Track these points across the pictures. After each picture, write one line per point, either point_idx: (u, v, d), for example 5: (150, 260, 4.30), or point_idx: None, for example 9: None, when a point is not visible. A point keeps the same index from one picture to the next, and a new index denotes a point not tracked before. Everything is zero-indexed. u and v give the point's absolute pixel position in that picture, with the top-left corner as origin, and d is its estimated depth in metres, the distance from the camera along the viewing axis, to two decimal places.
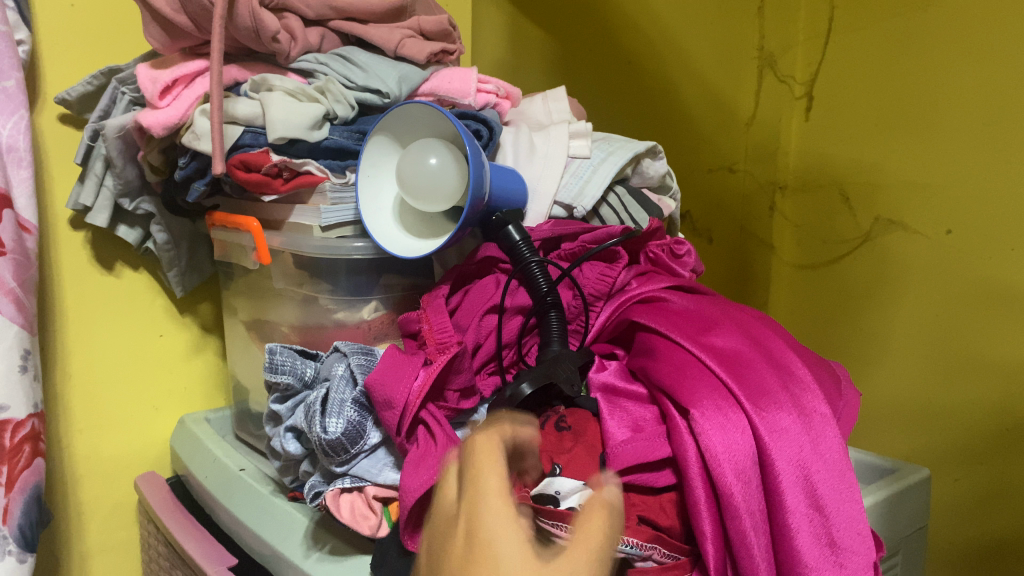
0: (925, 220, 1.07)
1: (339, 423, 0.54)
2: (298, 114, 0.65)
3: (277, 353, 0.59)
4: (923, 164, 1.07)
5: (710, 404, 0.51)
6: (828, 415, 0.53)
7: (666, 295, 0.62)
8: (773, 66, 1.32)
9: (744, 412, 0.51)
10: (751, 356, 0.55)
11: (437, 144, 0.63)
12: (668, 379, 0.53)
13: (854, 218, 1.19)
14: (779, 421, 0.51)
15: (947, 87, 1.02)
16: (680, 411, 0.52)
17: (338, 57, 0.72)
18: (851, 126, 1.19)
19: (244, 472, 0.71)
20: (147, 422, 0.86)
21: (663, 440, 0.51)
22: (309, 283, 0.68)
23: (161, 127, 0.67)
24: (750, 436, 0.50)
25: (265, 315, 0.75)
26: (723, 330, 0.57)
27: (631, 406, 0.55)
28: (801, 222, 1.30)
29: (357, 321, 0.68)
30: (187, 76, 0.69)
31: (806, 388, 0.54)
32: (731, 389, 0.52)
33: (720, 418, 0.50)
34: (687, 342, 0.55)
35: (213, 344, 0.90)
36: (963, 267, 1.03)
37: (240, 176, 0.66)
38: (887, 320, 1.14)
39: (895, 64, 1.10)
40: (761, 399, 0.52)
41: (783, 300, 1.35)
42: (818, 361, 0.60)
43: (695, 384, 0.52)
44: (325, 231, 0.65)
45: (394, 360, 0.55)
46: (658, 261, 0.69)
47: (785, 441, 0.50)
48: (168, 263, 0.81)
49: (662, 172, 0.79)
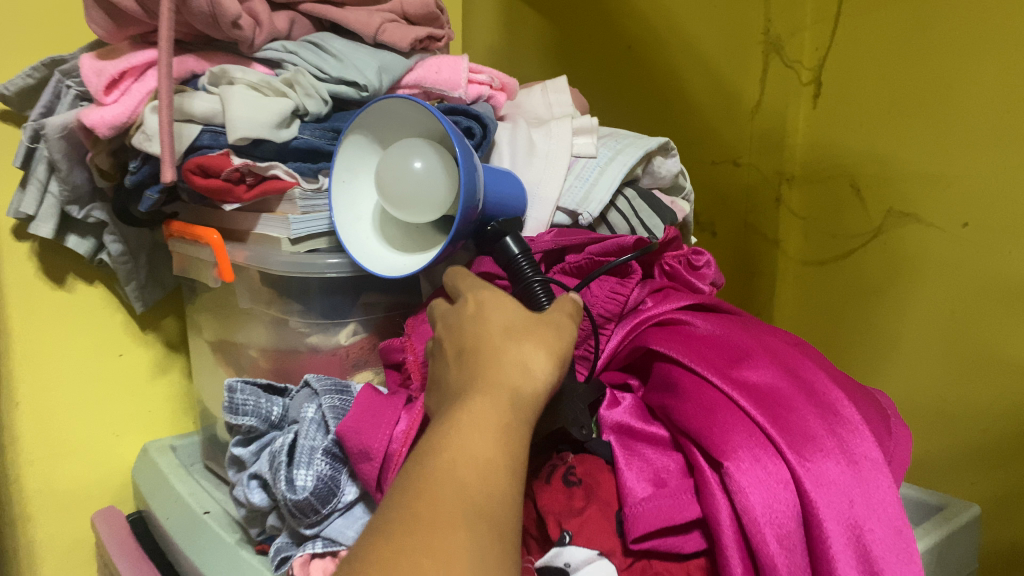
0: (935, 214, 0.90)
1: (307, 479, 0.47)
2: (261, 111, 0.56)
3: (238, 392, 0.52)
4: (938, 154, 0.89)
5: (745, 454, 0.43)
6: (881, 461, 0.44)
7: (688, 318, 0.54)
8: (778, 50, 1.06)
9: (785, 462, 0.43)
10: (791, 392, 0.47)
11: (422, 145, 0.54)
12: (694, 425, 0.45)
13: (863, 216, 0.99)
14: (827, 472, 0.43)
15: (957, 73, 0.86)
16: (710, 461, 0.44)
17: (309, 45, 0.63)
18: (860, 111, 0.98)
19: (209, 515, 0.63)
20: (108, 450, 0.78)
21: (690, 497, 0.43)
22: (278, 303, 0.60)
23: (106, 127, 0.59)
24: (793, 493, 0.42)
25: (231, 337, 0.66)
26: (757, 361, 0.49)
27: (651, 454, 0.47)
28: (814, 214, 1.07)
29: (332, 347, 0.60)
30: (138, 68, 0.61)
31: (856, 429, 0.46)
32: (769, 434, 0.44)
33: (757, 472, 0.42)
34: (715, 378, 0.47)
35: (180, 362, 0.82)
36: (976, 263, 0.87)
37: (197, 183, 0.57)
38: (900, 329, 0.96)
39: (897, 50, 0.93)
40: (805, 446, 0.44)
41: (799, 307, 1.11)
42: (862, 393, 0.51)
43: (726, 429, 0.44)
44: (294, 244, 0.57)
45: (371, 404, 0.48)
46: (675, 274, 0.61)
47: (834, 497, 0.42)
48: (125, 276, 0.72)
49: (675, 171, 0.71)
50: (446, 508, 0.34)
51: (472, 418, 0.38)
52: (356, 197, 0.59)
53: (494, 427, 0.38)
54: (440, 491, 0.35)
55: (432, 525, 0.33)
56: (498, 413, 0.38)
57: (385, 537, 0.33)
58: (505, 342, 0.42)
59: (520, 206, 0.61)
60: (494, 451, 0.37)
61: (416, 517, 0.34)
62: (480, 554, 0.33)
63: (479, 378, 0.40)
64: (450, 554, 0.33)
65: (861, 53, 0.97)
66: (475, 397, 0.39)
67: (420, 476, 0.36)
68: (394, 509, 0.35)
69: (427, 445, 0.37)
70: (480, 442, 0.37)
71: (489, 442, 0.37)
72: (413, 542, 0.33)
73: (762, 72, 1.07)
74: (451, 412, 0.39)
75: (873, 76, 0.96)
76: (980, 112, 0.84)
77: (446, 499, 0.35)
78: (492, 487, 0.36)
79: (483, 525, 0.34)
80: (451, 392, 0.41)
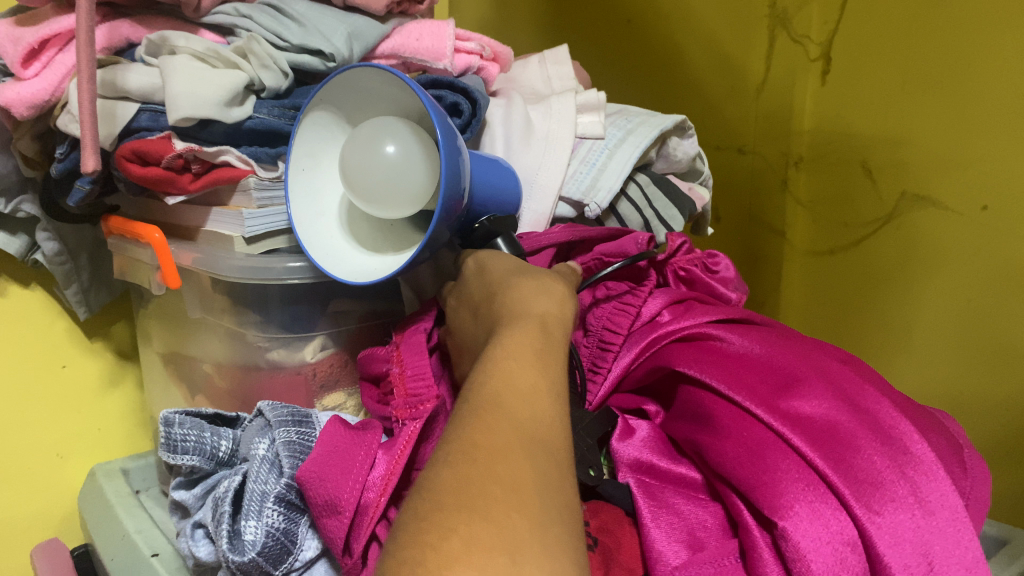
0: (958, 198, 0.78)
1: (255, 533, 0.41)
2: (206, 86, 0.47)
3: (176, 427, 0.46)
4: (963, 135, 0.77)
5: (803, 510, 0.34)
6: (961, 509, 0.36)
7: (718, 333, 0.45)
8: (785, 24, 0.91)
9: (852, 517, 0.35)
10: (852, 426, 0.38)
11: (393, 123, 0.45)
12: (738, 472, 0.37)
13: (875, 198, 0.87)
14: (902, 526, 0.35)
15: (983, 40, 0.74)
16: (757, 515, 0.36)
17: (266, 6, 0.54)
18: (870, 84, 0.85)
19: (157, 558, 0.54)
20: (51, 473, 0.69)
21: (734, 564, 0.36)
22: (233, 313, 0.51)
23: (24, 105, 0.49)
24: (860, 553, 0.34)
25: (183, 350, 0.57)
26: (808, 386, 0.40)
27: (684, 506, 0.39)
28: (820, 202, 0.93)
29: (297, 365, 0.52)
30: (63, 36, 0.51)
31: (932, 469, 0.37)
32: (830, 480, 0.35)
33: (819, 532, 0.34)
34: (760, 410, 0.39)
35: (133, 373, 0.73)
36: (1005, 247, 0.75)
37: (134, 173, 0.48)
38: (916, 323, 0.85)
39: (918, 15, 0.79)
40: (874, 496, 0.35)
41: (806, 301, 0.98)
42: (928, 421, 0.44)
43: (778, 476, 0.36)
44: (250, 245, 0.49)
45: (337, 444, 0.42)
46: (693, 281, 0.54)
47: (909, 557, 0.34)
48: (63, 279, 0.63)
49: (692, 153, 0.62)
50: (502, 435, 0.32)
51: (513, 350, 0.37)
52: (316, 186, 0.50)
53: (532, 359, 0.37)
54: (497, 420, 0.33)
55: (492, 452, 0.31)
56: (531, 342, 0.38)
57: (449, 467, 0.31)
58: (528, 281, 0.43)
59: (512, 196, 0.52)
60: (538, 380, 0.36)
61: (477, 445, 0.32)
62: (544, 481, 0.31)
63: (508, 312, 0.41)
64: (516, 478, 0.30)
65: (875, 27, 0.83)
66: (513, 329, 0.39)
67: (474, 406, 0.34)
68: (451, 443, 0.32)
69: (472, 382, 0.36)
70: (523, 372, 0.36)
71: (535, 374, 0.36)
72: (474, 470, 0.31)
73: (767, 49, 0.93)
74: (489, 349, 0.38)
75: (887, 51, 0.83)
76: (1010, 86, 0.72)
77: (502, 428, 0.32)
78: (544, 421, 0.34)
79: (540, 452, 0.32)
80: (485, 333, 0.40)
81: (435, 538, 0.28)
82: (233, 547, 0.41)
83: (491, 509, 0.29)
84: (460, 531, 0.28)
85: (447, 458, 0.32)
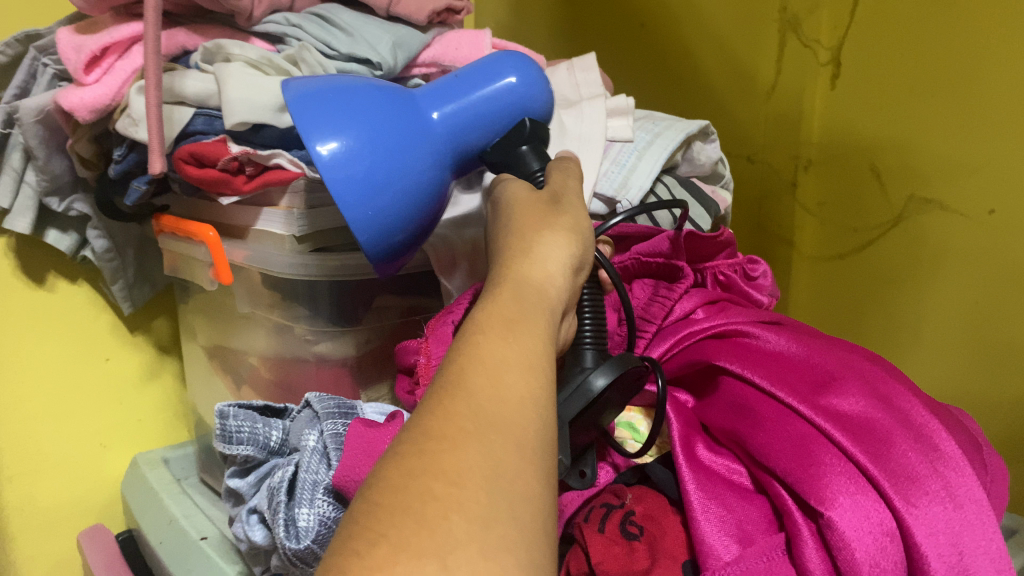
0: (965, 202, 0.80)
1: (308, 521, 0.43)
2: (262, 92, 0.50)
3: (231, 418, 0.48)
4: (974, 141, 0.78)
5: (846, 501, 0.38)
6: (987, 503, 0.40)
7: (754, 332, 0.49)
8: (795, 28, 0.90)
9: (891, 509, 0.39)
10: (886, 424, 0.43)
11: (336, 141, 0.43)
12: (787, 466, 0.40)
13: (885, 200, 0.87)
14: (934, 518, 0.39)
15: (993, 49, 0.75)
16: (800, 507, 0.40)
17: (314, 17, 0.57)
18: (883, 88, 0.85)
19: (206, 542, 0.57)
20: (95, 462, 0.72)
21: (781, 556, 0.39)
22: (282, 307, 0.54)
23: (87, 109, 0.52)
24: (897, 541, 0.38)
25: (229, 343, 0.60)
26: (846, 385, 0.45)
27: (733, 499, 0.41)
28: (830, 203, 0.93)
29: (342, 356, 0.55)
30: (122, 43, 0.54)
31: (958, 468, 0.42)
32: (871, 475, 0.39)
33: (862, 522, 0.38)
34: (804, 407, 0.43)
35: (172, 366, 0.76)
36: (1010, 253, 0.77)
37: (190, 174, 0.51)
38: (923, 329, 0.86)
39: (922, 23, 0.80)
40: (910, 489, 0.39)
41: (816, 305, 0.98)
42: (952, 419, 0.47)
43: (823, 470, 0.39)
44: (299, 243, 0.51)
45: (363, 444, 0.43)
46: (731, 284, 0.58)
47: (939, 544, 0.38)
48: (111, 275, 0.66)
49: (715, 158, 0.65)
50: (457, 422, 0.32)
51: (491, 322, 0.37)
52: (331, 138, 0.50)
53: (507, 330, 0.36)
54: (455, 401, 0.33)
55: (443, 442, 0.31)
56: (506, 312, 0.37)
57: (396, 459, 0.31)
58: (522, 241, 0.41)
59: (523, 111, 0.49)
60: (508, 350, 0.35)
61: (426, 433, 0.32)
62: (497, 470, 0.31)
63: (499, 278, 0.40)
64: (462, 473, 0.30)
65: (881, 36, 0.84)
66: (493, 300, 0.38)
67: (438, 390, 0.34)
68: (411, 426, 0.33)
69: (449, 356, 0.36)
70: (497, 346, 0.35)
71: (507, 347, 0.35)
72: (421, 464, 0.30)
73: (778, 53, 0.92)
74: (468, 325, 0.37)
75: (900, 59, 0.83)
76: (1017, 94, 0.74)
77: (461, 411, 0.32)
78: (511, 399, 0.33)
79: (497, 436, 0.32)
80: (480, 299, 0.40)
81: (366, 541, 0.28)
82: (288, 533, 0.44)
83: (426, 508, 0.29)
84: (389, 536, 0.28)
85: (398, 448, 0.32)
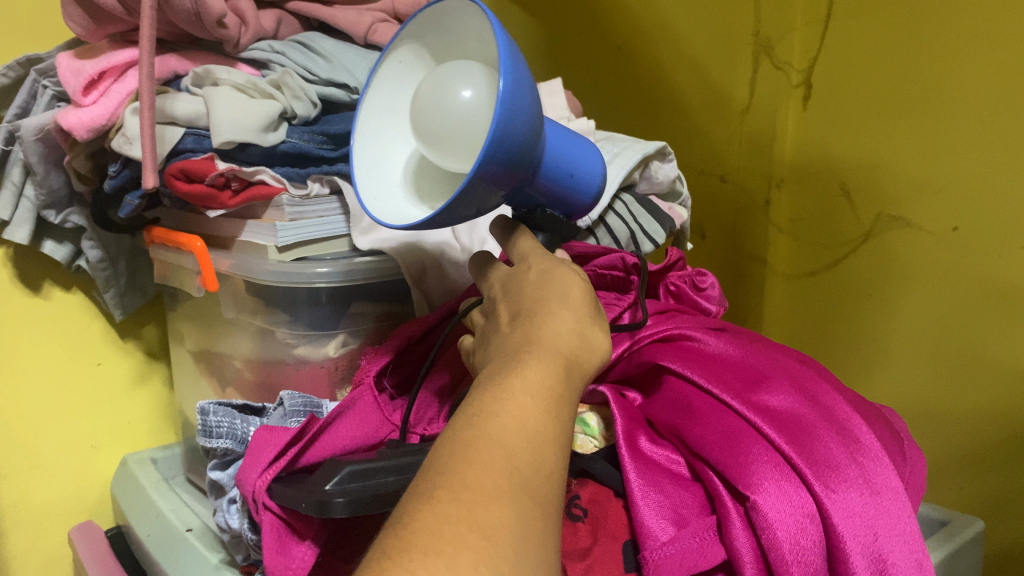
0: (929, 218, 0.81)
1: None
2: (248, 113, 0.54)
3: (211, 415, 0.52)
4: (927, 158, 0.80)
5: (771, 487, 0.42)
6: (901, 490, 0.44)
7: (699, 336, 0.54)
8: (769, 51, 0.94)
9: (811, 494, 0.42)
10: (812, 419, 0.47)
11: (481, 78, 0.43)
12: (720, 454, 0.44)
13: (854, 218, 0.89)
14: (852, 502, 0.42)
15: (941, 70, 0.78)
16: (729, 490, 0.44)
17: (297, 44, 0.61)
18: (842, 111, 0.90)
19: (191, 533, 0.61)
20: (86, 462, 0.76)
21: (712, 536, 0.43)
22: (264, 313, 0.58)
23: (85, 129, 0.56)
24: (817, 525, 0.42)
25: (214, 347, 0.64)
26: (778, 385, 0.49)
27: (670, 486, 0.46)
28: (800, 219, 0.97)
29: (320, 359, 0.59)
30: (118, 68, 0.58)
31: (876, 457, 0.45)
32: (795, 464, 0.43)
33: (783, 506, 0.42)
34: (737, 402, 0.47)
35: (160, 370, 0.80)
36: (968, 267, 0.78)
37: (181, 188, 0.55)
38: (888, 338, 0.87)
39: (873, 49, 0.85)
40: (830, 477, 0.43)
41: (781, 319, 1.02)
42: (877, 417, 0.52)
43: (751, 459, 0.43)
44: (282, 253, 0.55)
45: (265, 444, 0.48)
46: (681, 294, 0.63)
47: (858, 526, 0.42)
48: (103, 284, 0.70)
49: (672, 176, 0.69)
50: (493, 480, 0.32)
51: (528, 385, 0.36)
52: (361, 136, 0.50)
53: (544, 397, 0.36)
54: (491, 459, 0.33)
55: (477, 494, 0.31)
56: (548, 384, 0.37)
57: (429, 504, 0.31)
58: (571, 316, 0.42)
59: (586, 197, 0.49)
60: (546, 424, 0.35)
61: (464, 485, 0.32)
62: (525, 530, 0.31)
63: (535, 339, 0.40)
64: (494, 528, 0.31)
65: (847, 60, 0.88)
66: (528, 362, 0.38)
67: (464, 441, 0.34)
68: (441, 474, 0.33)
69: (480, 400, 0.36)
70: (532, 411, 0.35)
71: (540, 415, 0.35)
72: (454, 512, 0.31)
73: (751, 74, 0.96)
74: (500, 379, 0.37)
75: (862, 82, 0.86)
76: (960, 113, 0.77)
77: (496, 466, 0.33)
78: (541, 472, 0.34)
79: (530, 502, 0.32)
80: (495, 363, 0.40)
81: None
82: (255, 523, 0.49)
83: (457, 555, 0.29)
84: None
85: (432, 493, 0.32)
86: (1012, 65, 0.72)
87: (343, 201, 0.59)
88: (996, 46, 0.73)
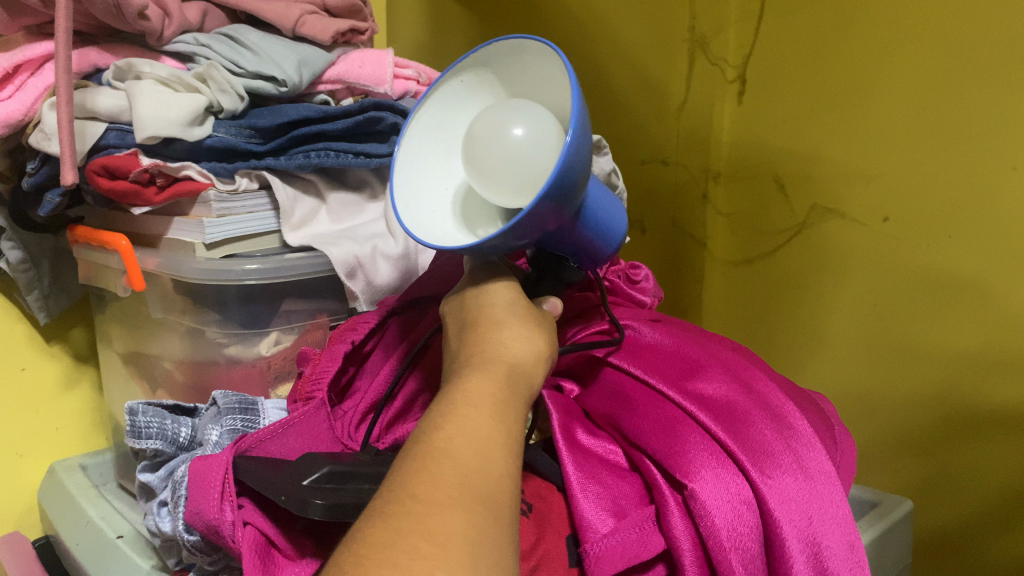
0: (860, 209, 0.81)
1: None
2: (171, 107, 0.53)
3: (141, 415, 0.50)
4: (856, 149, 0.81)
5: (708, 474, 0.42)
6: (833, 473, 0.45)
7: (638, 328, 0.55)
8: (704, 48, 0.97)
9: (748, 480, 0.43)
10: (745, 405, 0.47)
11: (549, 119, 0.42)
12: (657, 442, 0.44)
13: (788, 209, 0.90)
14: (786, 487, 0.43)
15: (866, 61, 0.79)
16: (667, 479, 0.43)
17: (223, 37, 0.60)
18: (776, 103, 0.91)
19: (123, 539, 0.59)
20: (10, 470, 0.73)
21: (652, 526, 0.42)
22: (193, 312, 0.57)
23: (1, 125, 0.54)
24: (754, 510, 0.42)
25: (143, 348, 0.62)
26: (711, 373, 0.50)
27: (608, 478, 0.45)
28: (737, 212, 0.98)
29: (252, 358, 0.58)
30: (34, 61, 0.56)
31: (809, 444, 0.46)
32: (730, 450, 0.44)
33: (721, 493, 0.42)
34: (672, 392, 0.48)
35: (89, 373, 0.77)
36: (900, 257, 0.78)
37: (103, 185, 0.54)
38: (824, 329, 0.87)
39: (804, 42, 0.86)
40: (765, 462, 0.44)
41: (723, 310, 1.02)
42: (809, 402, 0.53)
43: (687, 448, 0.43)
44: (209, 250, 0.55)
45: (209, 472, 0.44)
46: (615, 288, 0.65)
47: (795, 510, 0.42)
48: (26, 285, 0.67)
49: (608, 169, 0.69)
50: (444, 489, 0.33)
51: (474, 399, 0.38)
52: (409, 193, 0.47)
53: (488, 407, 0.38)
54: (440, 474, 0.33)
55: (428, 505, 0.32)
56: (493, 393, 0.39)
57: (382, 518, 0.31)
58: (502, 327, 0.44)
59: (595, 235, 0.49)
60: (492, 431, 0.37)
61: (415, 497, 0.32)
62: (479, 536, 0.32)
63: (479, 354, 0.42)
64: (448, 535, 0.31)
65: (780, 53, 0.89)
66: (471, 378, 0.40)
67: (413, 462, 0.34)
68: (392, 490, 0.33)
69: (426, 422, 0.37)
70: (478, 421, 0.37)
71: (489, 424, 0.37)
72: (408, 524, 0.31)
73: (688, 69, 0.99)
74: (445, 400, 0.38)
75: (794, 76, 0.88)
76: (885, 104, 0.78)
77: (446, 478, 0.33)
78: (493, 474, 0.35)
79: (479, 506, 0.33)
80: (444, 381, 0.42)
81: None
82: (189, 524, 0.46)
83: (412, 562, 0.29)
84: None
85: (384, 508, 0.32)
86: (933, 58, 0.73)
87: (271, 196, 0.58)
88: (919, 39, 0.74)
